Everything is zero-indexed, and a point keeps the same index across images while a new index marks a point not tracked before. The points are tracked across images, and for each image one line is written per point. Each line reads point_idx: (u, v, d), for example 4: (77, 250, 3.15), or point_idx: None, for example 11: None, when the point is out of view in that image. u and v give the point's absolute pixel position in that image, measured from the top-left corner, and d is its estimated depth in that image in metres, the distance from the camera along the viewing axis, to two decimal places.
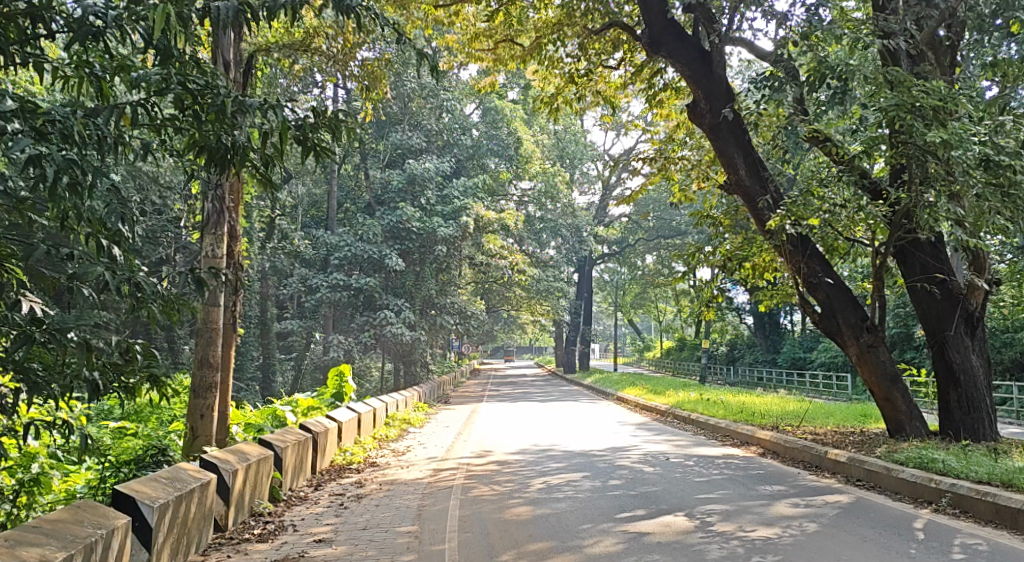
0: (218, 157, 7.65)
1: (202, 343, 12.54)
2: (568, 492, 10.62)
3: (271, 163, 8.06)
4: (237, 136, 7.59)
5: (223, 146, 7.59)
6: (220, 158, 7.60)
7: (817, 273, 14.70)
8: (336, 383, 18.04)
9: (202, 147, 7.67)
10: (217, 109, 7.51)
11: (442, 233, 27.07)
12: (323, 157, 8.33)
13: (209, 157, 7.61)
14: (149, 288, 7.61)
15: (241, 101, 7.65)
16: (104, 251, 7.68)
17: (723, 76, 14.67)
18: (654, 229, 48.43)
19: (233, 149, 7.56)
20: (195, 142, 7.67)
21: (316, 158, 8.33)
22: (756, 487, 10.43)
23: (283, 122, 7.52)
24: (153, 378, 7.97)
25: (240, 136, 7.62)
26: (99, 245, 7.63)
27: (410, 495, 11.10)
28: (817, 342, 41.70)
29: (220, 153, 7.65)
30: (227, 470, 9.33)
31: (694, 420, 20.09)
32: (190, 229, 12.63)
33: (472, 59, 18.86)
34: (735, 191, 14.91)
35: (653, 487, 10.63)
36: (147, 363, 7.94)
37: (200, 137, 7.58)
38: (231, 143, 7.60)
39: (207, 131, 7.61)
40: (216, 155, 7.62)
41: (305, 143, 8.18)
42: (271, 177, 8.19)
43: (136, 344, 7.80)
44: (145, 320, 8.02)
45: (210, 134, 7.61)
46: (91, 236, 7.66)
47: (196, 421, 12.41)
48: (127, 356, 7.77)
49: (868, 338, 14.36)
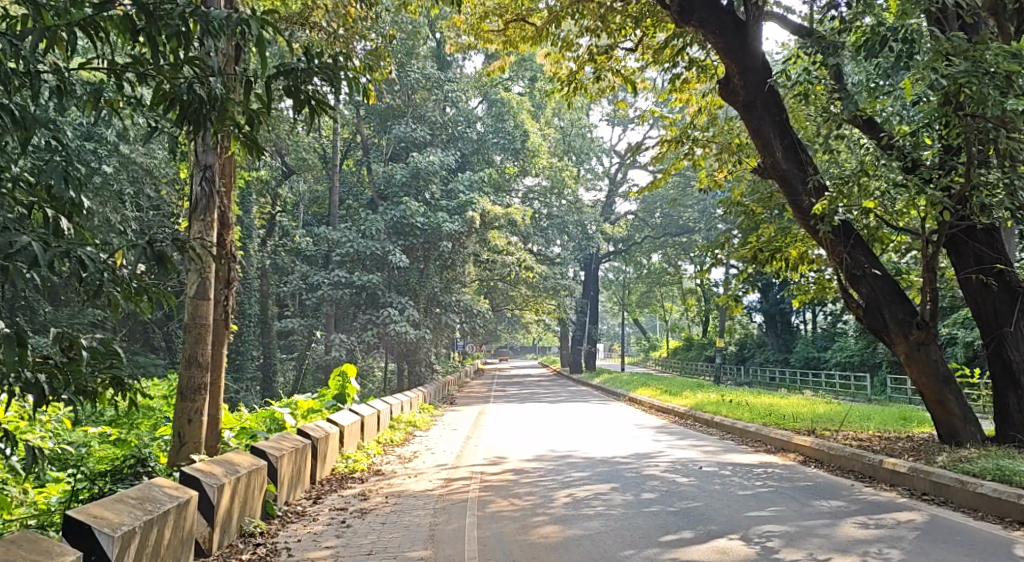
0: (192, 113, 6.91)
1: (189, 341, 11.34)
2: (599, 508, 9.44)
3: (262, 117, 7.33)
4: (211, 85, 6.83)
5: (197, 98, 6.86)
6: (194, 112, 6.87)
7: (862, 264, 13.53)
8: (338, 384, 16.88)
9: (173, 100, 6.90)
10: (176, 32, 6.61)
11: (448, 228, 25.88)
12: (318, 112, 7.89)
13: (183, 111, 6.85)
14: (94, 263, 7.19)
15: (205, 19, 6.74)
16: (49, 221, 7.77)
17: (760, 49, 13.58)
18: (661, 226, 47.29)
19: (209, 100, 6.82)
20: (164, 94, 6.89)
21: (312, 113, 7.89)
22: (812, 504, 9.26)
23: (257, 35, 6.63)
24: (117, 380, 7.21)
25: (215, 86, 6.89)
26: (45, 216, 7.73)
27: (420, 510, 9.90)
28: (832, 341, 40.49)
29: (194, 106, 6.88)
30: (210, 486, 8.17)
31: (716, 423, 18.93)
32: (176, 215, 11.44)
33: (480, 41, 17.93)
34: (770, 174, 13.81)
35: (694, 502, 9.44)
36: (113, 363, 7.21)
37: (170, 87, 6.82)
38: (206, 93, 6.85)
39: (177, 81, 6.83)
40: (189, 110, 6.87)
41: (298, 97, 7.80)
42: (258, 141, 7.26)
43: (81, 338, 6.84)
44: (107, 305, 7.56)
45: (181, 84, 6.82)
46: (37, 208, 7.80)
47: (183, 427, 11.26)
48: (70, 352, 6.86)
49: (919, 335, 13.14)
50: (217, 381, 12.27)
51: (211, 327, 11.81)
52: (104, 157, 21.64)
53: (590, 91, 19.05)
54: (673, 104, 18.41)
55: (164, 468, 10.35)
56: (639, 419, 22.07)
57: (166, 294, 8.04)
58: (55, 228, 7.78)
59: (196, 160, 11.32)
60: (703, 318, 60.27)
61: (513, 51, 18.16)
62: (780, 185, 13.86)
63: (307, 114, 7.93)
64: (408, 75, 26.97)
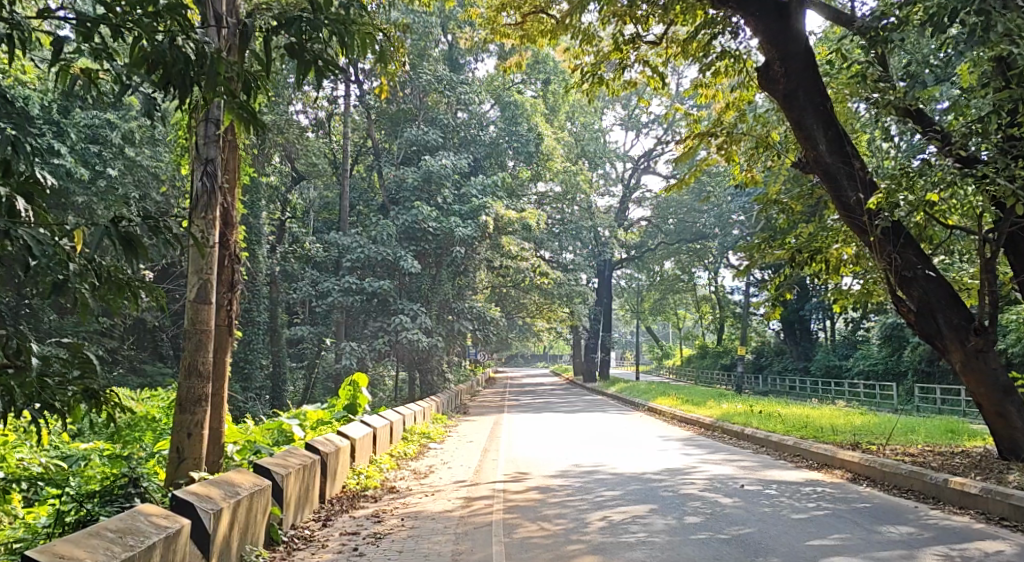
0: (177, 76, 6.77)
1: (189, 349, 10.41)
2: (641, 534, 8.58)
3: (257, 80, 7.28)
4: (194, 40, 6.75)
5: (182, 57, 6.72)
6: (179, 74, 6.73)
7: (913, 265, 12.64)
8: (348, 393, 15.97)
9: (153, 62, 6.74)
10: None
11: (461, 233, 24.95)
12: (327, 75, 7.62)
13: (167, 72, 6.73)
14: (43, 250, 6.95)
15: None
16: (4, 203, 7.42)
17: (803, 33, 12.66)
18: (675, 232, 45.25)
19: (196, 58, 6.72)
20: (143, 53, 6.69)
21: (318, 77, 7.62)
22: (881, 530, 8.41)
23: None
24: (89, 393, 7.62)
25: (202, 46, 6.80)
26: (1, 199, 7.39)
27: (442, 536, 9.03)
28: (853, 350, 39.38)
29: (178, 69, 6.75)
30: (206, 512, 7.37)
31: (747, 435, 17.99)
32: (174, 212, 10.49)
33: (496, 35, 17.15)
34: (813, 169, 13.00)
35: (747, 528, 8.57)
36: (81, 374, 7.64)
37: (150, 47, 6.67)
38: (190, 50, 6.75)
39: (159, 41, 6.70)
40: (174, 73, 6.75)
41: (302, 57, 7.53)
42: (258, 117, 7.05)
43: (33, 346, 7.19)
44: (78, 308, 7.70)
45: (162, 38, 6.71)
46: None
47: (182, 442, 10.36)
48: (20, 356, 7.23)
49: (976, 342, 12.24)
50: (220, 392, 11.34)
51: (213, 333, 10.91)
52: (109, 160, 21.39)
53: (611, 86, 18.17)
54: (698, 100, 17.54)
55: (161, 489, 9.45)
56: (662, 430, 21.09)
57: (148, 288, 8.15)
58: (9, 208, 7.45)
59: (196, 152, 10.44)
60: (718, 326, 59.16)
61: (531, 45, 17.37)
62: (823, 181, 13.05)
63: (313, 76, 7.66)
64: (420, 76, 26.10)
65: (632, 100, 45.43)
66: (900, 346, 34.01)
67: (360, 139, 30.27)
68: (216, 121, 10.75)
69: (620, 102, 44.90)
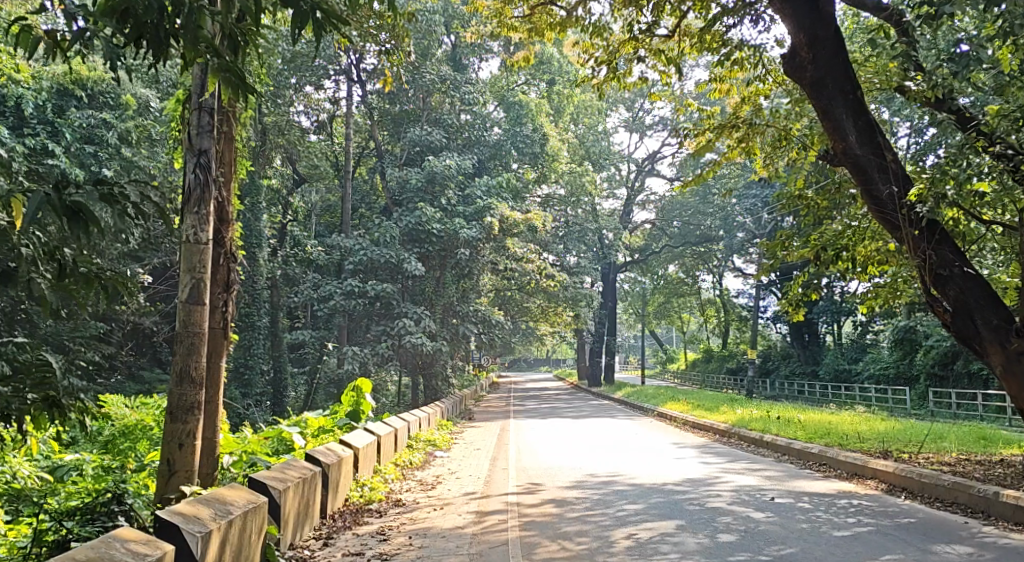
0: (149, 29, 6.53)
1: (181, 353, 9.72)
2: (675, 555, 8.04)
3: (245, 34, 7.00)
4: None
5: (156, 8, 6.45)
6: (151, 28, 6.48)
7: (949, 262, 11.91)
8: (351, 400, 15.26)
9: (125, 14, 6.48)
10: None
11: (465, 235, 24.26)
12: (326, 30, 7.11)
13: (140, 26, 6.46)
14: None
15: None
16: None
17: (833, 17, 11.95)
18: (680, 235, 44.08)
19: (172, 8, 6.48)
20: (113, 6, 6.42)
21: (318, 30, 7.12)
22: (933, 552, 7.85)
23: None
24: (52, 402, 7.68)
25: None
26: None
27: (459, 556, 8.44)
28: (863, 353, 38.53)
29: (153, 27, 6.52)
30: (193, 534, 6.90)
31: (766, 442, 17.28)
32: (166, 207, 9.79)
33: (502, 29, 16.43)
34: (841, 162, 12.27)
35: (788, 548, 8.03)
36: (42, 382, 7.68)
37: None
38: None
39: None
40: (149, 32, 6.51)
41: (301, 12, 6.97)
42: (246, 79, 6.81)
43: None
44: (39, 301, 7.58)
45: None
46: None
47: (173, 453, 9.64)
48: None
49: (1017, 344, 11.51)
50: (214, 399, 10.65)
51: (208, 336, 10.20)
52: (104, 160, 20.81)
53: (622, 81, 17.46)
54: (713, 96, 16.85)
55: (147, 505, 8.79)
56: (676, 437, 20.36)
57: (119, 280, 7.99)
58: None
59: (189, 142, 9.74)
60: (723, 330, 58.29)
61: (539, 39, 16.65)
62: (852, 173, 12.33)
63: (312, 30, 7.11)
64: (422, 75, 25.35)
65: (636, 102, 44.73)
66: (912, 350, 33.22)
67: (363, 140, 29.63)
68: (210, 109, 10.04)
69: (624, 103, 44.17)
